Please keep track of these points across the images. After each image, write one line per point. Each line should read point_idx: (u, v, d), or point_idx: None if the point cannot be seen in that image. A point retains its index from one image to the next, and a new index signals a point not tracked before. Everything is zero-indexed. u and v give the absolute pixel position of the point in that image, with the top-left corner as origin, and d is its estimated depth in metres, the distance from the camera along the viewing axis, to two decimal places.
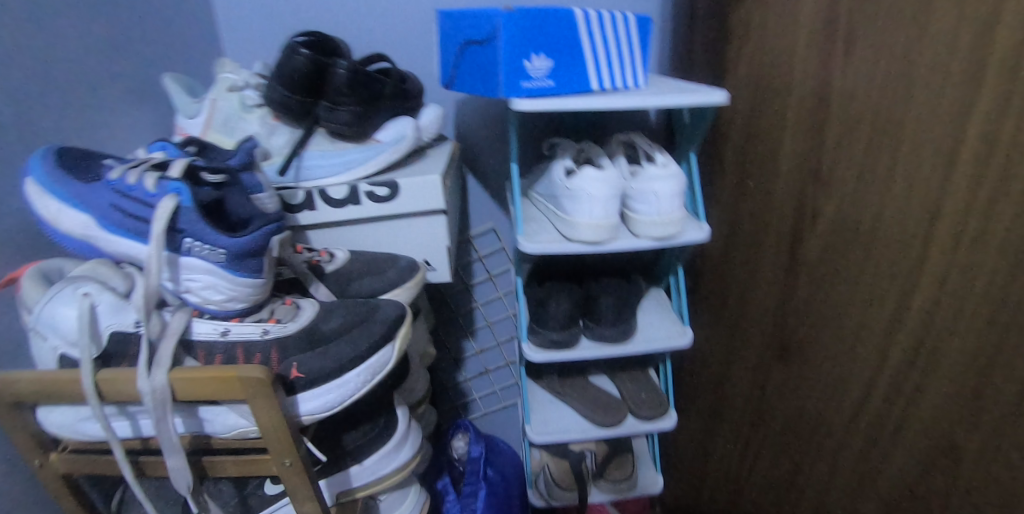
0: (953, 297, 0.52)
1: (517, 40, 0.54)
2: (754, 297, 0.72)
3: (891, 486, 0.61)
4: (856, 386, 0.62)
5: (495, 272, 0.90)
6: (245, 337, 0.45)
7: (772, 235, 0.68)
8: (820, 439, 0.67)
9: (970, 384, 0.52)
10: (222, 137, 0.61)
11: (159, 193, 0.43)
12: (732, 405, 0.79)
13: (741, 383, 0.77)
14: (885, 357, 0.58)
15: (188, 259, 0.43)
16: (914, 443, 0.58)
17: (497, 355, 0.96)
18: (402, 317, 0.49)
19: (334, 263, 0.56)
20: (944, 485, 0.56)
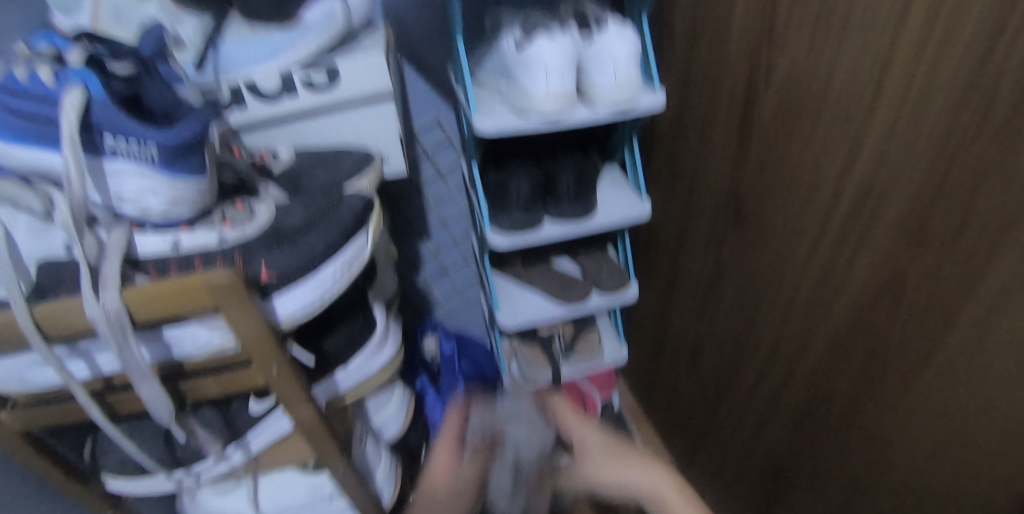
0: (898, 153, 0.49)
1: None
2: (710, 163, 0.74)
3: (832, 330, 0.62)
4: (805, 239, 0.63)
5: (444, 168, 0.86)
6: (200, 246, 0.40)
7: (726, 98, 0.68)
8: (772, 295, 0.70)
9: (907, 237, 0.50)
10: (118, 30, 0.52)
11: (59, 87, 0.36)
12: (689, 269, 0.83)
13: (697, 248, 0.81)
14: (832, 212, 0.58)
15: (114, 163, 0.37)
16: (855, 286, 0.57)
17: (455, 254, 0.94)
18: (369, 204, 0.46)
19: (279, 164, 0.53)
20: (882, 325, 0.55)
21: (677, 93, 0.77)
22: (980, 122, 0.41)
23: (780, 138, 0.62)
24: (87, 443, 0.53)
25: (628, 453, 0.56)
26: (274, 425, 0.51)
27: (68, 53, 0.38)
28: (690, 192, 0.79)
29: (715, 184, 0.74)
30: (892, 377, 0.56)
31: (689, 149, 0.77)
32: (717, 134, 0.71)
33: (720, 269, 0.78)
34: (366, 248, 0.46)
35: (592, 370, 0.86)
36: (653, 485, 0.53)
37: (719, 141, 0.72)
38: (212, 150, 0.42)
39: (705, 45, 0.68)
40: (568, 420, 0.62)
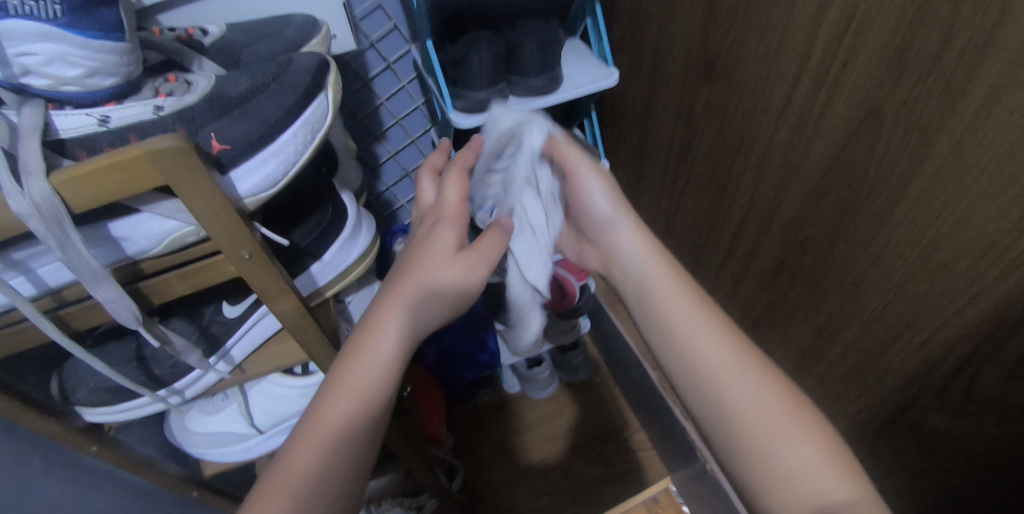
0: None
1: None
2: (677, 21, 0.69)
3: (814, 171, 0.58)
4: (780, 84, 0.58)
5: (393, 58, 0.79)
6: (134, 121, 0.35)
7: None
8: (746, 152, 0.67)
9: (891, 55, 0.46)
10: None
11: None
12: (660, 137, 0.82)
13: (665, 116, 0.79)
14: (810, 50, 0.53)
15: (6, 24, 0.30)
16: (835, 124, 0.53)
17: (414, 152, 0.90)
18: (323, 64, 0.40)
19: (211, 38, 0.45)
20: (861, 155, 0.52)
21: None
22: None
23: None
24: (53, 379, 0.49)
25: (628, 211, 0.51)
26: (262, 324, 0.48)
27: None
28: (656, 51, 0.74)
29: (682, 39, 0.69)
30: (871, 206, 0.53)
31: (654, 6, 0.71)
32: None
33: (694, 133, 0.75)
34: (332, 120, 0.41)
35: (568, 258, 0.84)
36: (648, 268, 0.48)
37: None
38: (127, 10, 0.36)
39: None
40: (588, 158, 0.51)
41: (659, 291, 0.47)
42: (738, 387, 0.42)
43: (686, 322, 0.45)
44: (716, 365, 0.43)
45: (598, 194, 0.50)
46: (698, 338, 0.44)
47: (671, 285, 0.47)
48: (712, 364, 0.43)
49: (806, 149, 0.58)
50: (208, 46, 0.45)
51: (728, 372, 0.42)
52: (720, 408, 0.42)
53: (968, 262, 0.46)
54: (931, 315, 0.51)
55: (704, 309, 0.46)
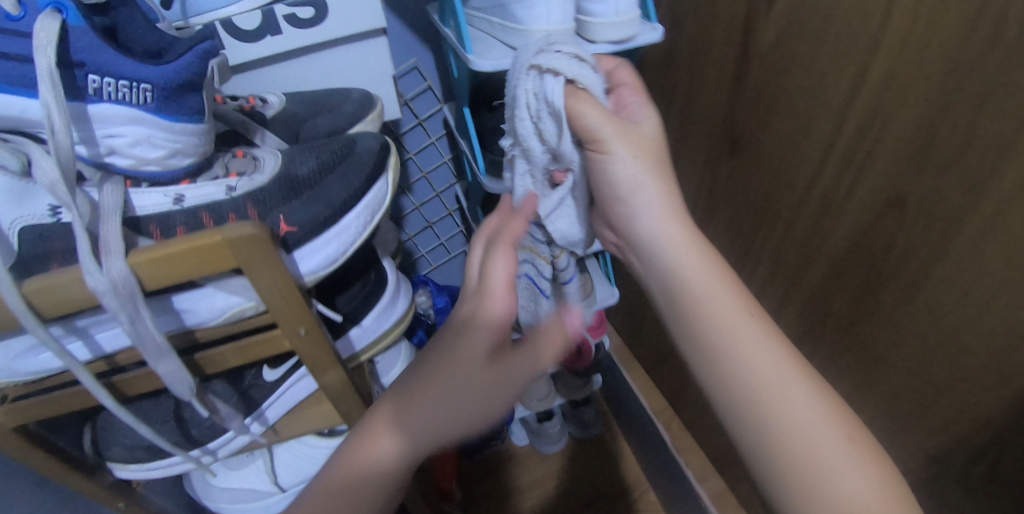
0: (908, 68, 0.47)
1: None
2: (703, 98, 0.71)
3: (835, 251, 0.60)
4: (805, 166, 0.60)
5: (425, 116, 0.81)
6: (206, 200, 0.37)
7: (721, 30, 0.64)
8: (769, 228, 0.68)
9: (916, 151, 0.48)
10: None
11: (27, 15, 0.31)
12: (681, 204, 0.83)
13: (688, 185, 0.80)
14: (835, 139, 0.55)
15: (98, 108, 0.32)
16: (859, 208, 0.55)
17: (438, 206, 0.91)
18: (385, 147, 0.43)
19: (273, 109, 0.47)
20: (884, 241, 0.54)
21: (668, 17, 0.72)
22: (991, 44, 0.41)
23: (782, 66, 0.59)
24: (86, 436, 0.49)
25: (668, 201, 0.45)
26: (303, 383, 0.48)
27: None
28: (682, 122, 0.76)
29: (709, 112, 0.71)
30: (893, 287, 0.55)
31: (680, 78, 0.74)
32: (711, 61, 0.68)
33: (717, 202, 0.76)
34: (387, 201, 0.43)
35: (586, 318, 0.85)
36: (691, 274, 0.44)
37: (714, 68, 0.68)
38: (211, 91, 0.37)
39: None
40: (614, 126, 0.45)
41: (703, 298, 0.43)
42: (784, 413, 0.39)
43: (733, 341, 0.41)
44: (760, 384, 0.40)
45: (625, 170, 0.45)
46: (744, 360, 0.41)
47: (719, 296, 0.42)
48: (755, 378, 0.40)
49: (830, 225, 0.59)
50: (270, 115, 0.47)
51: (779, 389, 0.40)
52: (761, 431, 0.39)
53: (994, 346, 0.47)
54: (958, 393, 0.52)
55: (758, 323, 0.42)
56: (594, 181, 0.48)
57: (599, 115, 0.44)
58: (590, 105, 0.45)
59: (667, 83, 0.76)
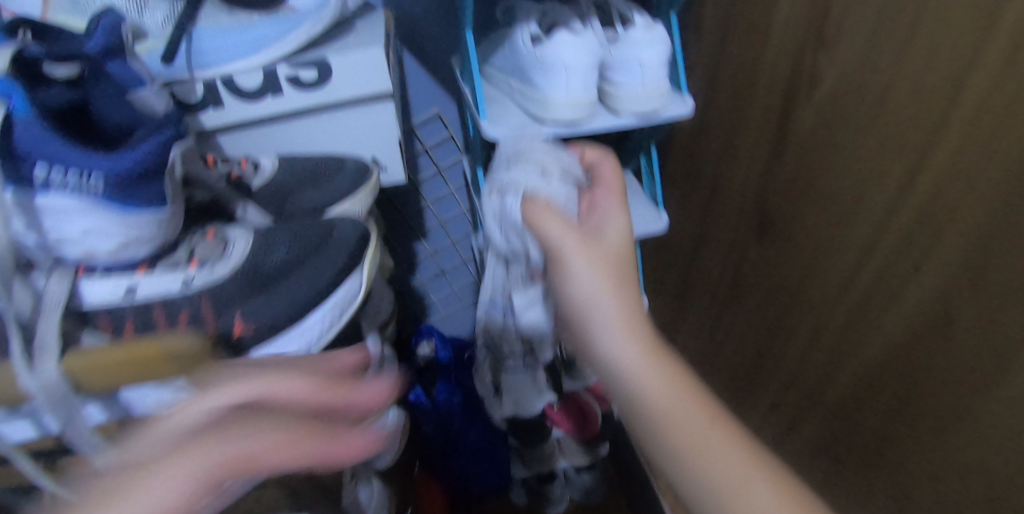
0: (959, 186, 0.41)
1: None
2: (731, 178, 0.66)
3: (868, 367, 0.53)
4: (839, 270, 0.54)
5: (444, 165, 0.80)
6: (160, 294, 0.36)
7: (757, 109, 0.59)
8: (793, 327, 0.61)
9: (963, 280, 0.42)
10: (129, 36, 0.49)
11: None
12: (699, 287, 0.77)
13: (710, 268, 0.73)
14: (874, 246, 0.50)
15: (48, 198, 0.32)
16: (895, 327, 0.49)
17: (453, 254, 0.88)
18: (364, 237, 0.41)
19: (261, 176, 0.46)
20: (922, 366, 0.48)
21: (703, 87, 0.68)
22: None
23: (819, 158, 0.54)
24: None
25: (626, 300, 0.42)
26: None
27: None
28: (709, 199, 0.70)
29: (738, 192, 0.65)
30: (930, 418, 0.48)
31: (711, 149, 0.68)
32: (742, 141, 0.63)
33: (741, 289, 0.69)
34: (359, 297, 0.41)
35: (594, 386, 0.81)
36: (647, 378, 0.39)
37: (744, 151, 0.63)
38: (175, 177, 0.37)
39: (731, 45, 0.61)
40: (575, 238, 0.45)
41: (656, 406, 0.38)
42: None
43: (697, 441, 0.37)
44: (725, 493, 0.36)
45: (583, 282, 0.43)
46: (709, 464, 0.36)
47: (681, 403, 0.38)
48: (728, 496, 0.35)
49: (863, 335, 0.53)
50: (257, 187, 0.45)
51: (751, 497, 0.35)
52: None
53: None
54: None
55: (721, 426, 0.38)
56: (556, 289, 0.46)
57: (559, 228, 0.46)
58: (552, 218, 0.47)
59: (697, 155, 0.71)
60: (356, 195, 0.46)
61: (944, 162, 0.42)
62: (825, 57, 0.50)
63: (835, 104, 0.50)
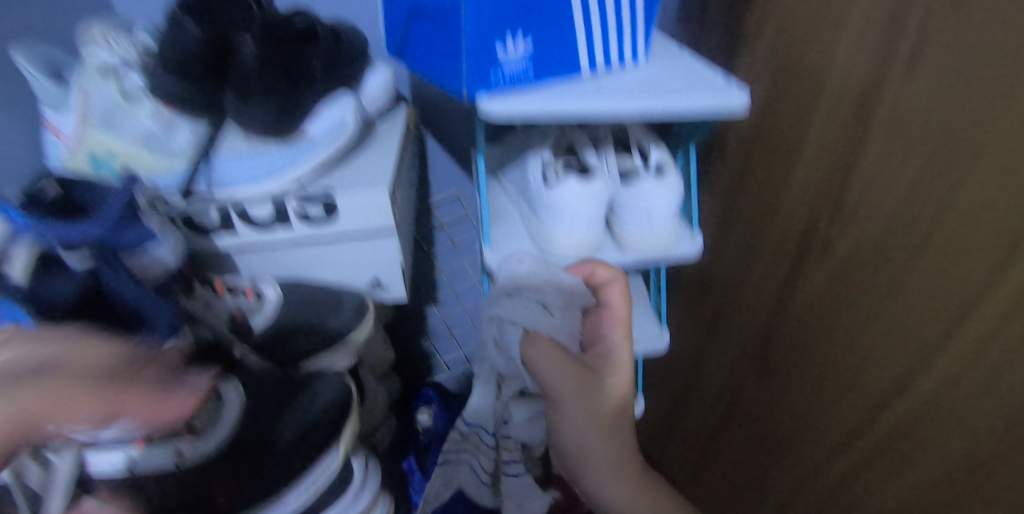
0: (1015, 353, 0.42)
1: (492, 25, 0.46)
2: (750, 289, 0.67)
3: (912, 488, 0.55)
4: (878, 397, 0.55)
5: (459, 240, 0.82)
6: (154, 467, 0.41)
7: (781, 235, 0.61)
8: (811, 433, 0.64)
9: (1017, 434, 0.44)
10: (158, 158, 0.52)
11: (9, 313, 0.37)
12: (709, 376, 0.80)
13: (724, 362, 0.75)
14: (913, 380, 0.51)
15: None
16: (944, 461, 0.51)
17: (464, 319, 0.90)
18: (345, 419, 0.49)
19: (262, 313, 0.52)
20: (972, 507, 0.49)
21: (715, 221, 0.73)
22: None
23: (850, 300, 0.55)
24: None
25: (613, 451, 0.55)
26: None
27: (14, 248, 0.38)
28: (715, 319, 0.75)
29: (747, 321, 0.69)
30: None
31: (728, 263, 0.71)
32: (763, 257, 0.64)
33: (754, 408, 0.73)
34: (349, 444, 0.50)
35: None
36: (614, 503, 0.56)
37: (758, 278, 0.67)
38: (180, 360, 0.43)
39: (761, 171, 0.62)
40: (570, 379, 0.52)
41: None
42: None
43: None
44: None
45: (575, 432, 0.54)
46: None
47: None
48: None
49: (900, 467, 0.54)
50: (258, 327, 0.52)
51: None
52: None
53: None
54: None
55: None
56: (552, 432, 0.56)
57: (555, 363, 0.52)
58: (546, 349, 0.53)
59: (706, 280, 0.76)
60: (348, 343, 0.55)
61: (976, 342, 0.45)
62: (841, 228, 0.54)
63: (847, 271, 0.55)
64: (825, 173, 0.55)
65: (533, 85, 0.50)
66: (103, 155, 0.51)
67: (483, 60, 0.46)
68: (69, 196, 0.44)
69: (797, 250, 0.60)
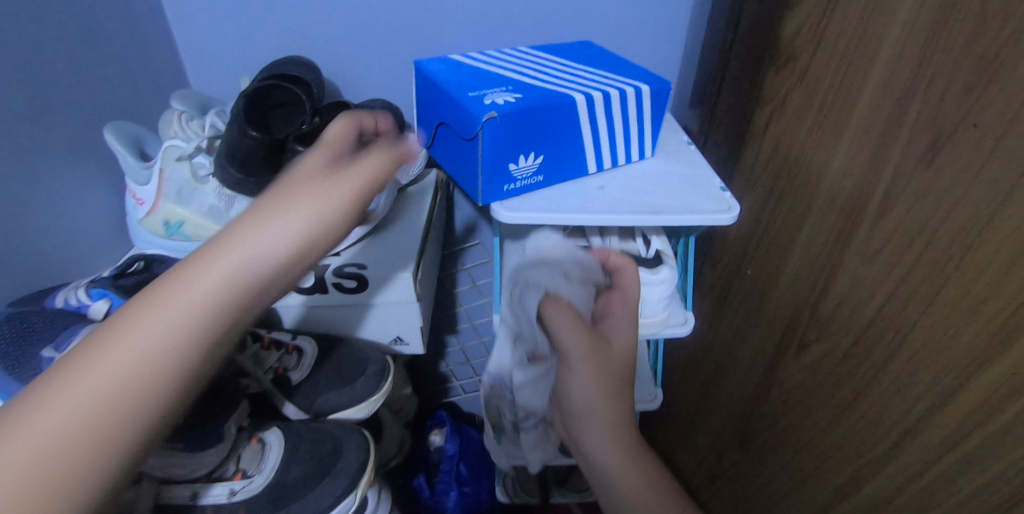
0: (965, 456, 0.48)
1: (506, 148, 0.53)
2: (742, 357, 0.73)
3: None
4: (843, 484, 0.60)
5: (480, 281, 0.90)
6: (213, 500, 0.51)
7: (772, 316, 0.67)
8: (782, 499, 0.70)
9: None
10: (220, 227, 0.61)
11: None
12: (699, 429, 0.86)
13: (715, 418, 0.81)
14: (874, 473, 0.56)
15: None
16: None
17: (480, 349, 0.97)
18: (363, 466, 0.54)
19: (299, 371, 0.60)
20: None
21: (711, 293, 0.77)
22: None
23: (825, 389, 0.60)
24: None
25: (618, 412, 0.53)
26: None
27: None
28: (705, 389, 0.82)
29: (735, 390, 0.75)
30: None
31: (723, 331, 0.76)
32: (755, 332, 0.70)
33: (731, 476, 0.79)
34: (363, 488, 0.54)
35: (584, 500, 0.90)
36: (629, 486, 0.51)
37: (764, 324, 0.69)
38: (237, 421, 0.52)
39: (762, 255, 0.67)
40: (580, 345, 0.52)
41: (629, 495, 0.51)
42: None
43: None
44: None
45: (584, 391, 0.52)
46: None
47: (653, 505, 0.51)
48: None
49: None
50: (297, 380, 0.60)
51: None
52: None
53: None
54: None
55: None
56: (560, 393, 0.55)
57: (571, 329, 0.52)
58: (564, 316, 0.52)
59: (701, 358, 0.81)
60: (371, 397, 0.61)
61: (935, 448, 0.50)
62: (816, 332, 0.61)
63: (818, 372, 0.61)
64: (815, 271, 0.60)
65: (543, 191, 0.58)
66: (176, 223, 0.61)
67: (497, 176, 0.54)
68: (148, 269, 0.54)
69: (778, 343, 0.66)
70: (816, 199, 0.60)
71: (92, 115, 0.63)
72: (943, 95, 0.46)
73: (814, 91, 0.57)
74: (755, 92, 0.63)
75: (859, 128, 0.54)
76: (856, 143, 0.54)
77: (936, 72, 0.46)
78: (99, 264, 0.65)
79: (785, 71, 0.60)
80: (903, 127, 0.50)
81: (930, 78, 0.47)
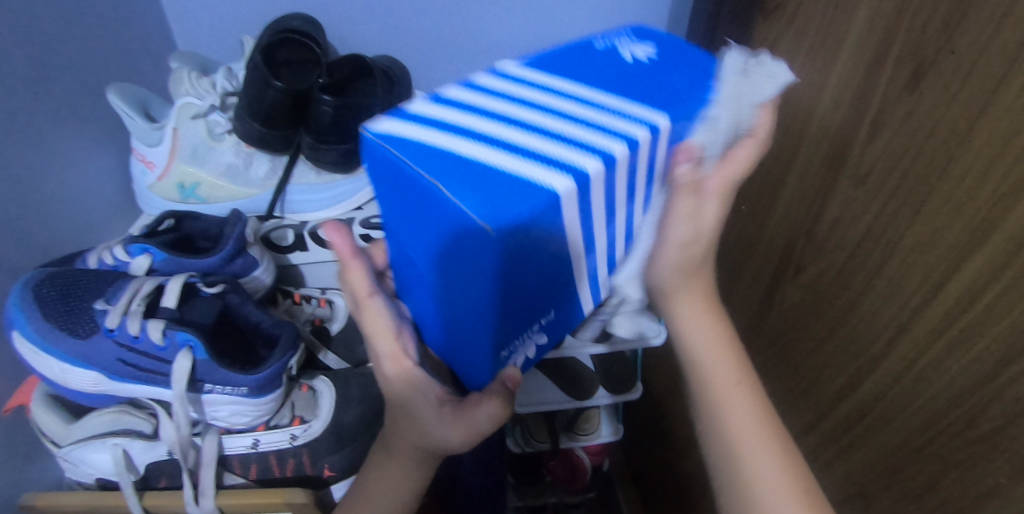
0: (939, 354, 0.54)
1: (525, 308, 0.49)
2: (746, 279, 0.81)
3: (862, 464, 0.65)
4: (839, 387, 0.66)
5: None
6: (275, 445, 0.53)
7: (772, 239, 0.74)
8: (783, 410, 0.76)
9: (933, 420, 0.55)
10: (237, 187, 0.61)
11: (167, 345, 0.47)
12: None
13: None
14: (864, 377, 0.63)
15: (209, 396, 0.48)
16: (881, 443, 0.62)
17: None
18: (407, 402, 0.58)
19: (337, 322, 0.62)
20: (909, 478, 0.59)
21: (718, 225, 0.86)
22: (991, 374, 0.49)
23: (819, 303, 0.67)
24: None
25: (700, 285, 0.49)
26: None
27: (168, 281, 0.48)
28: None
29: (741, 312, 0.83)
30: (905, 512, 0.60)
31: (729, 255, 0.85)
32: (756, 256, 0.78)
33: None
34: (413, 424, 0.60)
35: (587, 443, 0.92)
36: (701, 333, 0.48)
37: (763, 248, 0.77)
38: (291, 372, 0.51)
39: (762, 187, 0.75)
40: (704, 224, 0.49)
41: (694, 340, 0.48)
42: (739, 429, 0.47)
43: (746, 443, 0.46)
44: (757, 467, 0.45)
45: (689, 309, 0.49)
46: (753, 449, 0.46)
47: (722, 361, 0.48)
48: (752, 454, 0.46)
49: (853, 446, 0.66)
50: (335, 330, 0.62)
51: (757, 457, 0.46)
52: (716, 425, 0.47)
53: None
54: None
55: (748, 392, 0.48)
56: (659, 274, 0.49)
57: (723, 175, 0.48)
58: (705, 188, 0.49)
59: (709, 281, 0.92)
60: None
61: (914, 349, 0.56)
62: (813, 252, 0.67)
63: (816, 287, 0.68)
64: (808, 197, 0.67)
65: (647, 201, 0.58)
66: (190, 185, 0.60)
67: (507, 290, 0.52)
68: (178, 227, 0.54)
69: (780, 265, 0.73)
70: (807, 129, 0.66)
71: (94, 82, 0.61)
72: (914, 26, 0.52)
73: (799, 34, 0.65)
74: (747, 38, 0.72)
75: (848, 62, 0.59)
76: (844, 75, 0.60)
77: (910, 4, 0.52)
78: (116, 231, 0.66)
79: (772, 18, 0.68)
80: (887, 57, 0.55)
81: (909, 10, 0.52)
